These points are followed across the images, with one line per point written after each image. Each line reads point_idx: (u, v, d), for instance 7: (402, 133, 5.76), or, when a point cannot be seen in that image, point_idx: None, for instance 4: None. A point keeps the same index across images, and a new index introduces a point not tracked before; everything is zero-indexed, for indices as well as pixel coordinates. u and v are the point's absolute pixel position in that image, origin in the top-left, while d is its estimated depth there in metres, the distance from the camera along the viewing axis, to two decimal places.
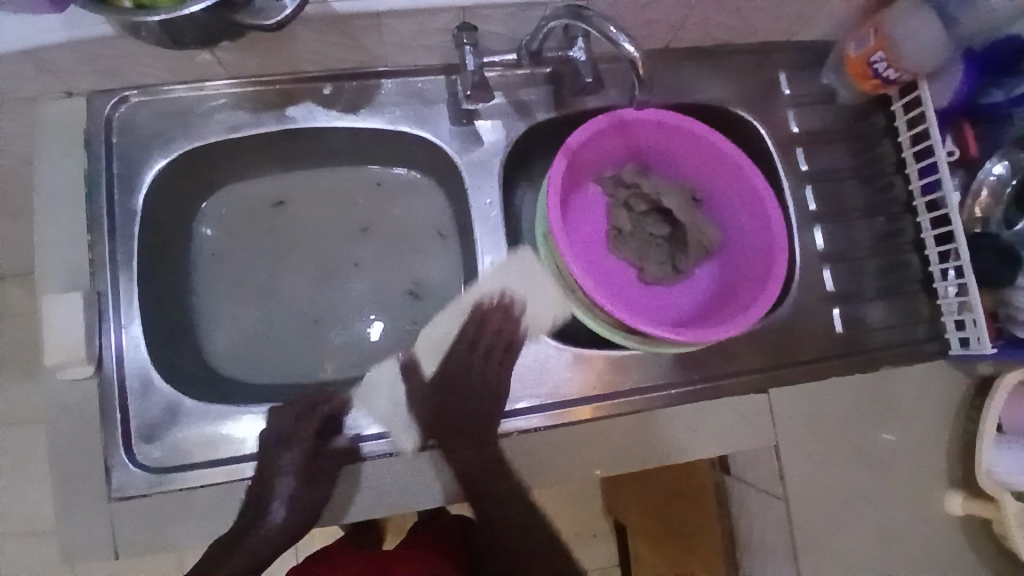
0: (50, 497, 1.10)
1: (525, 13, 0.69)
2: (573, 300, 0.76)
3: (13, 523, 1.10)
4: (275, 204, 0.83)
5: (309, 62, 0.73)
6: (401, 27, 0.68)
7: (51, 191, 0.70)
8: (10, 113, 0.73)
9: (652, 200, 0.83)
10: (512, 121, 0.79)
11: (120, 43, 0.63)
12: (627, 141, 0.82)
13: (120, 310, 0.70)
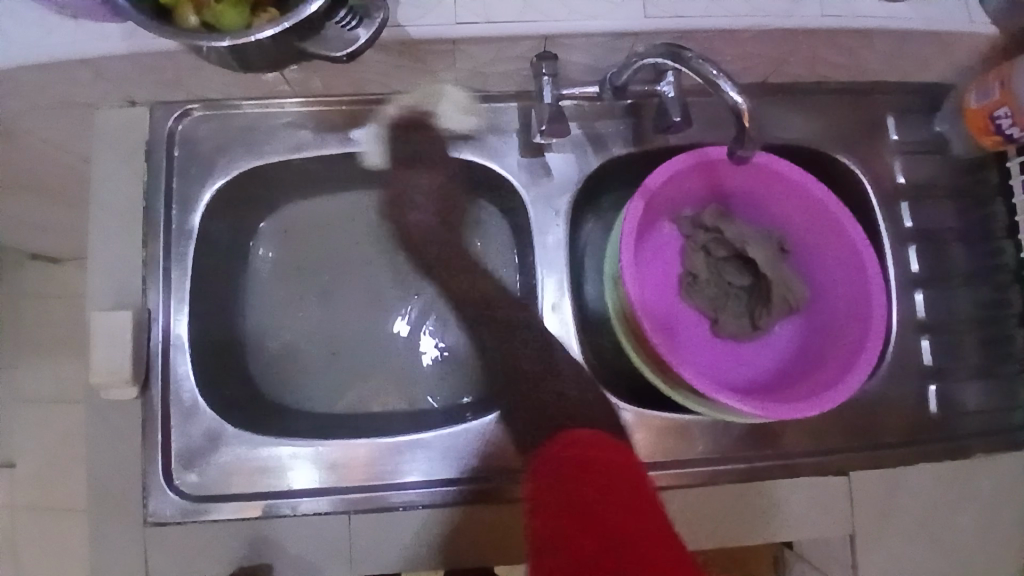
0: None
1: (610, 43, 0.64)
2: (637, 354, 0.70)
3: None
4: (388, 215, 0.81)
5: (377, 84, 0.69)
6: (476, 53, 0.64)
7: (107, 202, 0.68)
8: (72, 117, 0.71)
9: (732, 245, 0.77)
10: (586, 155, 0.73)
11: (184, 57, 0.61)
12: (711, 179, 0.76)
13: (168, 327, 0.68)
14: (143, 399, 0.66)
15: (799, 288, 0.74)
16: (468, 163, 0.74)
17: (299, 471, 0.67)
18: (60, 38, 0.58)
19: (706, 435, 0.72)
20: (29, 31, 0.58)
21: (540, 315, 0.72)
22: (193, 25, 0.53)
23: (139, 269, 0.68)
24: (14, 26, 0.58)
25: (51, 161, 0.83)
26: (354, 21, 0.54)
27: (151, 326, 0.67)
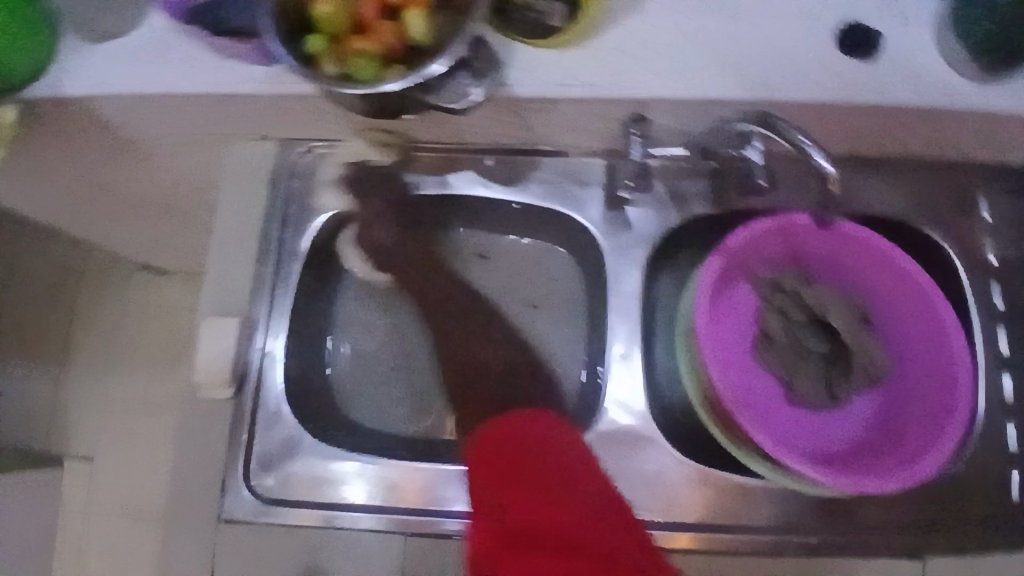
0: None
1: (700, 109, 0.68)
2: (705, 409, 0.70)
3: None
4: (480, 256, 0.85)
5: (478, 135, 0.76)
6: (573, 112, 0.69)
7: (229, 222, 0.76)
8: (211, 146, 0.81)
9: (810, 310, 0.76)
10: (667, 211, 0.76)
11: (317, 102, 0.69)
12: (790, 244, 0.77)
13: (267, 338, 0.74)
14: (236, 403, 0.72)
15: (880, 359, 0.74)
16: (553, 211, 0.79)
17: (367, 487, 0.71)
18: (216, 76, 0.68)
19: (773, 501, 0.70)
20: (191, 70, 0.69)
21: (609, 366, 0.74)
22: (330, 73, 0.61)
23: (247, 283, 0.75)
24: (180, 66, 0.69)
25: (179, 181, 0.94)
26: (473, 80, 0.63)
27: (252, 335, 0.73)
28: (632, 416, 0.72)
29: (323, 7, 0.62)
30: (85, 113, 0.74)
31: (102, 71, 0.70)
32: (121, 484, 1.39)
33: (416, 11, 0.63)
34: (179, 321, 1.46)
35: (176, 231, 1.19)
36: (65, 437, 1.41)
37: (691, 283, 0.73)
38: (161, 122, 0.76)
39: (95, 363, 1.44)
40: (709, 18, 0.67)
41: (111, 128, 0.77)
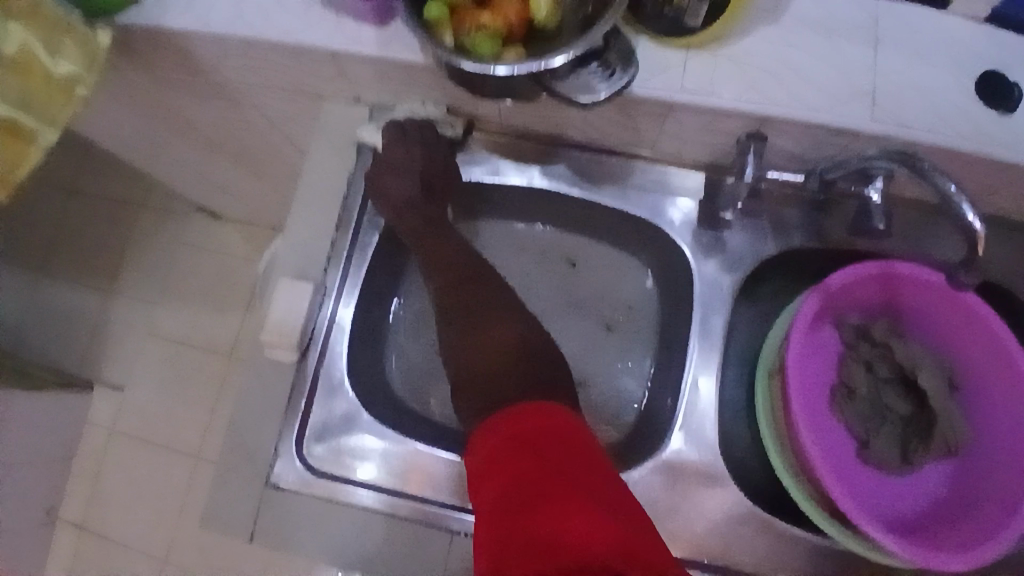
0: None
1: (827, 138, 0.63)
2: (780, 455, 0.68)
3: None
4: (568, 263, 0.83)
5: (579, 131, 0.72)
6: (687, 122, 0.65)
7: (312, 185, 0.75)
8: (300, 103, 0.79)
9: (899, 367, 0.73)
10: (765, 238, 0.72)
11: (421, 73, 0.66)
12: (892, 295, 0.73)
13: (335, 307, 0.73)
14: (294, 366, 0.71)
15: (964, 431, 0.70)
16: (645, 223, 0.75)
17: (418, 476, 0.70)
18: (323, 32, 0.65)
19: (833, 562, 0.66)
20: (295, 21, 0.66)
21: (681, 394, 0.70)
22: (446, 43, 0.58)
23: (324, 249, 0.74)
24: (285, 15, 0.66)
25: (256, 132, 0.92)
26: (611, 71, 0.57)
27: (322, 302, 0.73)
28: (700, 446, 0.69)
29: None
30: (178, 51, 0.71)
31: (205, 9, 0.67)
32: (147, 418, 1.40)
33: None
34: (224, 268, 1.46)
35: (239, 180, 1.17)
36: (100, 365, 1.42)
37: (783, 319, 0.70)
38: (255, 71, 0.73)
39: (139, 297, 1.46)
40: (852, 41, 0.62)
41: (201, 70, 0.75)
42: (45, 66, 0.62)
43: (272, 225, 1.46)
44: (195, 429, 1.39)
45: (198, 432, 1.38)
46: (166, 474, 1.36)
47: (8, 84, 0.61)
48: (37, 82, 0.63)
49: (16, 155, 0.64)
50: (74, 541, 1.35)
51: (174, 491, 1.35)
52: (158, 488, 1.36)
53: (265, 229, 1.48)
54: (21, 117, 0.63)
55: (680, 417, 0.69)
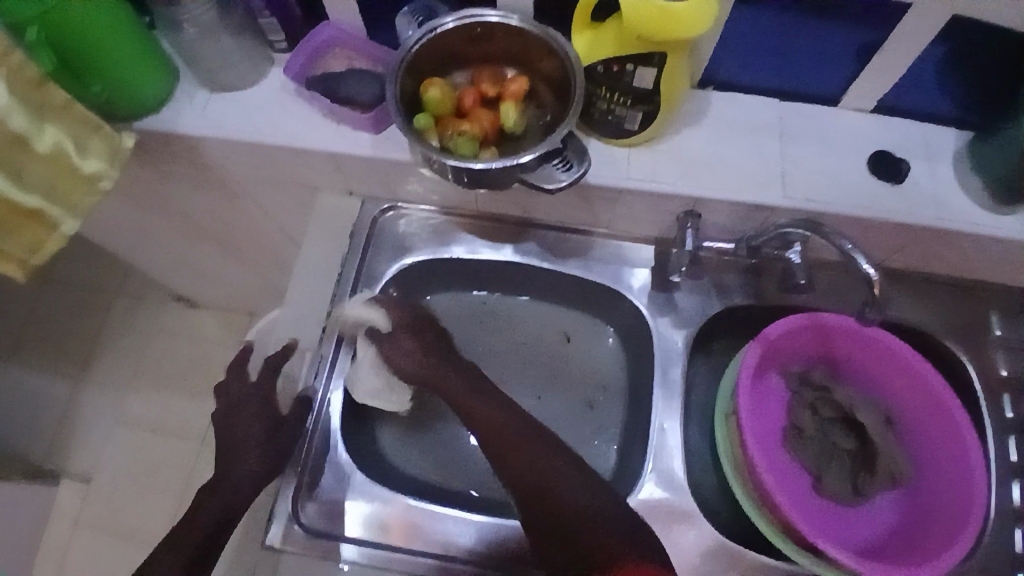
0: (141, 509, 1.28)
1: (749, 214, 0.77)
2: (741, 491, 0.76)
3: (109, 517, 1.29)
4: (562, 339, 0.90)
5: (544, 214, 0.84)
6: (636, 203, 0.77)
7: (308, 268, 0.84)
8: (296, 196, 0.89)
9: (839, 407, 0.86)
10: (710, 297, 0.83)
11: (409, 168, 0.78)
12: (822, 344, 0.86)
13: (331, 375, 0.80)
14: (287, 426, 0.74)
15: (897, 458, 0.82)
16: (606, 289, 0.85)
17: (406, 530, 0.74)
18: (325, 135, 0.77)
19: None
20: (300, 127, 0.77)
21: (650, 440, 0.78)
22: (432, 145, 0.70)
23: (320, 323, 0.81)
24: (291, 122, 0.77)
25: (248, 221, 1.00)
26: (569, 165, 0.68)
27: (318, 372, 0.79)
28: (666, 486, 0.76)
29: (433, 92, 0.71)
30: (190, 150, 0.80)
31: (220, 116, 0.77)
32: (112, 511, 1.36)
33: (512, 104, 0.72)
34: (199, 354, 1.49)
35: (223, 266, 1.24)
36: (65, 455, 1.39)
37: (732, 367, 0.81)
38: (259, 168, 0.83)
39: (111, 385, 1.46)
40: (762, 137, 0.78)
41: (208, 167, 0.84)
42: (72, 161, 0.68)
43: (249, 310, 1.51)
44: (162, 520, 1.35)
45: (165, 522, 1.35)
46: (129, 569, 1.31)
47: (39, 175, 0.67)
48: (64, 174, 0.68)
49: (35, 241, 0.70)
50: None
51: None
52: None
53: (242, 313, 1.52)
54: (46, 208, 0.68)
55: (649, 461, 0.77)
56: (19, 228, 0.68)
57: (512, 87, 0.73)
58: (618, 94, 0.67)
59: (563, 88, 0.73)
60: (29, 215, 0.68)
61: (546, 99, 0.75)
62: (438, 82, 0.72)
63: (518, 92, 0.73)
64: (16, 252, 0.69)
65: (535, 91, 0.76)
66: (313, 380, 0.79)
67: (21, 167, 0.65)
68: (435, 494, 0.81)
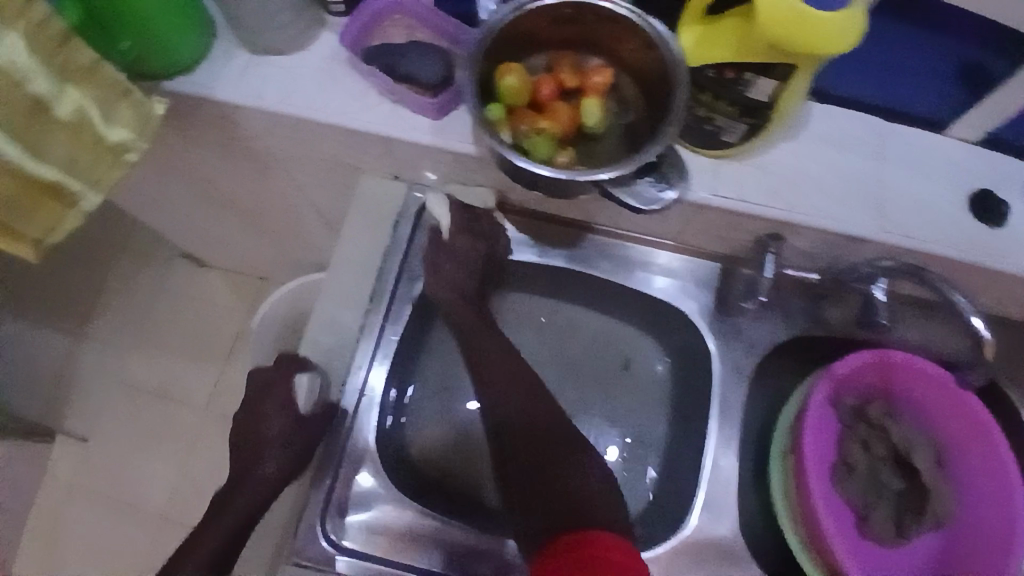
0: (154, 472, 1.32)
1: (837, 242, 0.70)
2: (793, 536, 0.71)
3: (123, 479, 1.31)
4: (623, 366, 0.85)
5: (607, 219, 0.77)
6: (714, 220, 0.70)
7: (346, 255, 0.77)
8: (335, 174, 0.81)
9: (893, 446, 0.80)
10: (776, 324, 0.78)
11: (469, 160, 0.70)
12: (884, 380, 0.80)
13: (367, 378, 0.74)
14: (298, 440, 0.70)
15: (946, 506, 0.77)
16: (666, 306, 0.79)
17: (415, 542, 0.71)
18: (380, 115, 0.68)
19: None
20: (352, 104, 0.69)
21: (701, 476, 0.73)
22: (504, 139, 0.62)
23: (357, 319, 0.75)
24: (344, 97, 0.69)
25: (276, 196, 0.93)
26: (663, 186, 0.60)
27: (354, 371, 0.74)
28: (715, 528, 0.72)
29: (509, 79, 0.62)
30: (226, 120, 0.72)
31: (261, 84, 0.69)
32: (111, 472, 1.33)
33: (595, 99, 0.64)
34: (205, 317, 1.43)
35: (240, 233, 1.17)
36: (63, 414, 1.35)
37: (794, 401, 0.75)
38: (299, 144, 0.75)
39: (112, 344, 1.40)
40: (858, 156, 0.70)
41: (242, 139, 0.76)
42: (97, 130, 0.60)
43: (261, 274, 1.44)
44: (162, 488, 1.32)
45: (165, 490, 1.31)
46: (129, 536, 1.29)
47: (61, 146, 0.59)
48: (88, 145, 0.61)
49: (54, 216, 0.63)
50: None
51: (135, 555, 1.28)
52: (118, 552, 1.28)
53: (252, 277, 1.46)
54: (66, 182, 0.61)
55: (700, 499, 0.72)
56: (36, 204, 0.61)
57: (595, 78, 0.65)
58: (723, 102, 0.61)
59: (653, 85, 0.65)
60: (49, 191, 0.61)
61: (629, 93, 0.67)
62: (514, 67, 0.63)
63: (601, 84, 0.65)
64: (32, 233, 0.63)
65: (617, 83, 0.67)
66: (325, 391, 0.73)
67: (41, 137, 0.58)
68: (460, 512, 0.77)
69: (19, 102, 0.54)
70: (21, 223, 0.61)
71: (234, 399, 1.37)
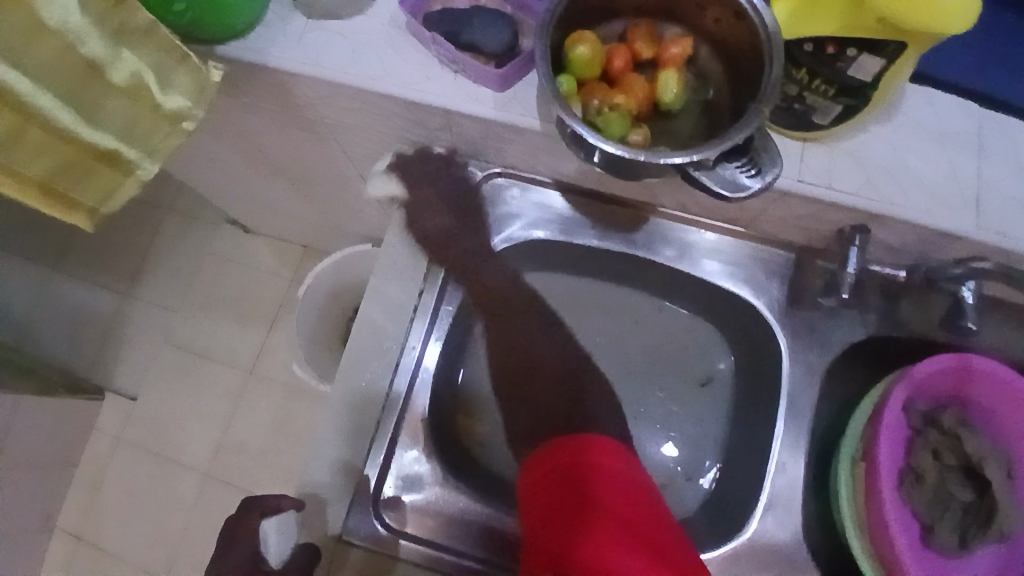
0: (196, 432, 1.35)
1: (929, 239, 0.64)
2: (853, 544, 0.67)
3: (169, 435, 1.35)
4: (702, 383, 0.83)
5: (674, 202, 0.73)
6: (795, 208, 0.66)
7: (403, 232, 0.75)
8: (390, 146, 0.78)
9: (964, 456, 0.72)
10: (851, 321, 0.73)
11: (533, 137, 0.67)
12: (959, 388, 0.72)
13: (420, 359, 0.73)
14: None
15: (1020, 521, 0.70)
16: (732, 295, 0.75)
17: (455, 525, 0.70)
18: (441, 86, 0.65)
19: None
20: (413, 74, 0.65)
21: (764, 478, 0.71)
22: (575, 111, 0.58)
23: (411, 300, 0.74)
24: (404, 66, 0.65)
25: (328, 165, 0.91)
26: (755, 170, 0.54)
27: (407, 350, 0.73)
28: (771, 530, 0.69)
29: (583, 49, 0.58)
30: (280, 86, 0.70)
31: (318, 51, 0.66)
32: (158, 428, 1.36)
33: (674, 72, 0.60)
34: (249, 283, 1.43)
35: (286, 201, 1.15)
36: (110, 372, 1.39)
37: (866, 405, 0.71)
38: (353, 113, 0.72)
39: (158, 305, 1.42)
40: (958, 146, 0.63)
41: (297, 107, 0.74)
42: (154, 96, 0.58)
43: (306, 243, 1.43)
44: (205, 448, 1.34)
45: (207, 450, 1.34)
46: (173, 491, 1.33)
47: (118, 111, 0.57)
48: (146, 110, 0.59)
49: (111, 183, 0.62)
50: (69, 554, 1.31)
51: (180, 510, 1.32)
52: (164, 505, 1.32)
53: (295, 246, 1.45)
54: (122, 149, 0.60)
55: (761, 500, 0.70)
56: (94, 171, 0.60)
57: (673, 49, 0.60)
58: (820, 82, 0.55)
59: (737, 59, 0.60)
60: (105, 157, 0.59)
61: (707, 66, 0.62)
62: (586, 36, 0.58)
63: (679, 56, 0.60)
64: (88, 201, 0.62)
65: (695, 55, 0.62)
66: (379, 372, 0.72)
67: (97, 101, 0.56)
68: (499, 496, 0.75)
69: (75, 64, 0.52)
70: (77, 190, 0.60)
71: (278, 365, 1.38)
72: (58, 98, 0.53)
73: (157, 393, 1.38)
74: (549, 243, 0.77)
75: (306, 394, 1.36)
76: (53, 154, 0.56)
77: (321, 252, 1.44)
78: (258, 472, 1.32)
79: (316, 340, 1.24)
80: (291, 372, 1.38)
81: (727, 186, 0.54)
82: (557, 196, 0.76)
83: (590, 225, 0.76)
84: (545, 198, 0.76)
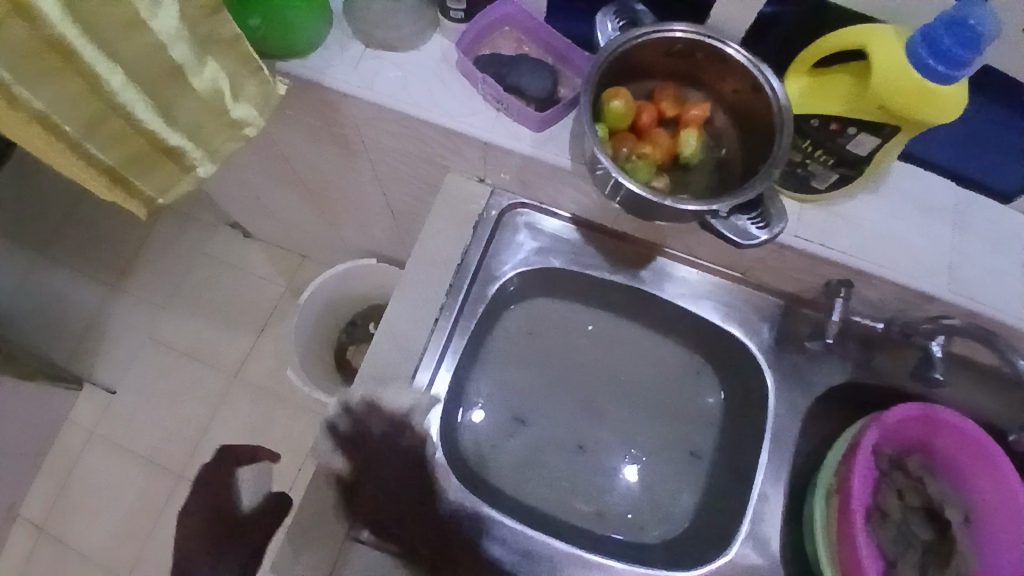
0: (175, 431, 1.34)
1: (906, 297, 0.72)
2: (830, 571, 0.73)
3: (145, 430, 1.35)
4: (689, 455, 0.87)
5: (680, 244, 0.80)
6: (789, 260, 0.73)
7: (428, 246, 0.79)
8: (421, 169, 0.84)
9: (926, 498, 0.80)
10: (829, 366, 0.81)
11: (562, 173, 0.73)
12: (927, 436, 0.79)
13: (436, 371, 0.77)
14: None
15: (973, 562, 0.76)
16: (726, 333, 0.82)
17: (460, 532, 0.74)
18: (483, 119, 0.71)
19: None
20: (458, 106, 0.71)
21: (749, 505, 0.77)
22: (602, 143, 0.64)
23: (432, 313, 0.77)
24: (450, 99, 0.72)
25: (349, 179, 0.96)
26: (763, 224, 0.62)
27: (425, 360, 0.76)
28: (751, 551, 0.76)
29: (617, 103, 0.65)
30: (329, 105, 0.75)
31: (372, 76, 0.72)
32: (136, 424, 1.35)
33: (694, 131, 0.67)
34: (242, 288, 1.44)
35: (295, 210, 1.18)
36: (93, 364, 1.38)
37: (840, 444, 0.78)
38: (394, 135, 0.77)
39: (150, 301, 1.42)
40: (935, 218, 0.72)
41: (339, 124, 0.79)
42: (225, 104, 0.64)
43: (303, 252, 1.45)
44: (183, 449, 1.33)
45: (183, 450, 1.33)
46: (144, 490, 1.31)
47: (188, 115, 0.63)
48: (213, 117, 0.64)
49: (172, 176, 0.69)
50: (30, 547, 1.28)
51: (150, 510, 1.30)
52: (132, 503, 1.30)
53: (293, 254, 1.47)
54: (188, 146, 0.66)
55: (745, 525, 0.76)
56: (158, 164, 0.66)
57: (694, 111, 0.68)
58: (822, 152, 0.64)
59: (751, 126, 0.67)
60: (170, 153, 0.66)
61: (722, 129, 0.70)
62: (621, 92, 0.65)
63: (699, 117, 0.68)
64: (148, 190, 0.69)
65: (712, 118, 0.70)
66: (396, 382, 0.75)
67: (173, 104, 0.61)
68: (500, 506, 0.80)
69: (161, 67, 0.57)
70: (140, 179, 0.67)
71: (264, 371, 1.38)
72: (139, 95, 0.58)
73: (139, 389, 1.37)
74: (562, 272, 0.83)
75: (290, 403, 1.37)
76: (129, 146, 0.62)
77: (318, 263, 1.47)
78: (235, 477, 1.31)
79: (310, 349, 1.26)
80: (276, 379, 1.38)
81: (738, 235, 0.61)
82: (572, 230, 0.83)
83: (601, 259, 0.82)
84: (560, 234, 0.82)
